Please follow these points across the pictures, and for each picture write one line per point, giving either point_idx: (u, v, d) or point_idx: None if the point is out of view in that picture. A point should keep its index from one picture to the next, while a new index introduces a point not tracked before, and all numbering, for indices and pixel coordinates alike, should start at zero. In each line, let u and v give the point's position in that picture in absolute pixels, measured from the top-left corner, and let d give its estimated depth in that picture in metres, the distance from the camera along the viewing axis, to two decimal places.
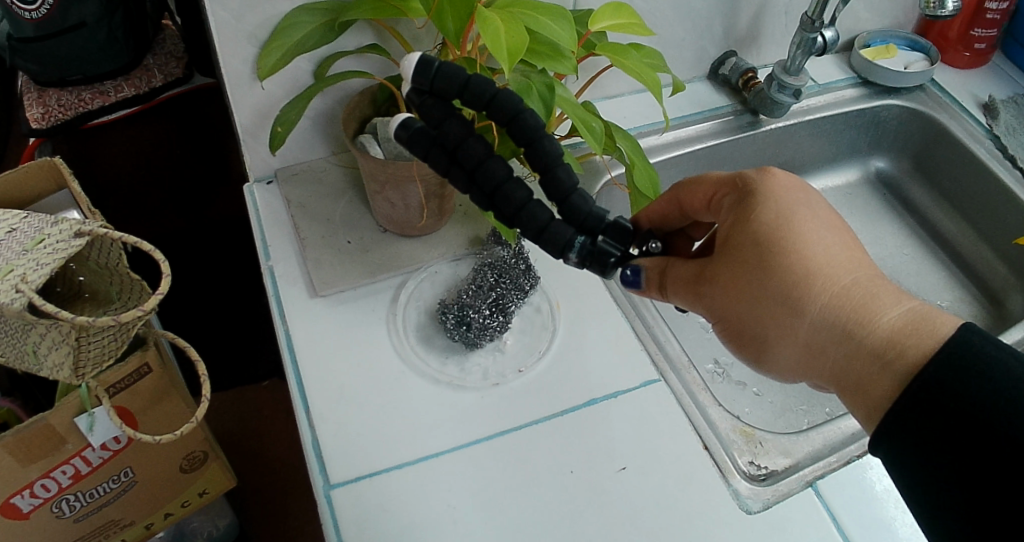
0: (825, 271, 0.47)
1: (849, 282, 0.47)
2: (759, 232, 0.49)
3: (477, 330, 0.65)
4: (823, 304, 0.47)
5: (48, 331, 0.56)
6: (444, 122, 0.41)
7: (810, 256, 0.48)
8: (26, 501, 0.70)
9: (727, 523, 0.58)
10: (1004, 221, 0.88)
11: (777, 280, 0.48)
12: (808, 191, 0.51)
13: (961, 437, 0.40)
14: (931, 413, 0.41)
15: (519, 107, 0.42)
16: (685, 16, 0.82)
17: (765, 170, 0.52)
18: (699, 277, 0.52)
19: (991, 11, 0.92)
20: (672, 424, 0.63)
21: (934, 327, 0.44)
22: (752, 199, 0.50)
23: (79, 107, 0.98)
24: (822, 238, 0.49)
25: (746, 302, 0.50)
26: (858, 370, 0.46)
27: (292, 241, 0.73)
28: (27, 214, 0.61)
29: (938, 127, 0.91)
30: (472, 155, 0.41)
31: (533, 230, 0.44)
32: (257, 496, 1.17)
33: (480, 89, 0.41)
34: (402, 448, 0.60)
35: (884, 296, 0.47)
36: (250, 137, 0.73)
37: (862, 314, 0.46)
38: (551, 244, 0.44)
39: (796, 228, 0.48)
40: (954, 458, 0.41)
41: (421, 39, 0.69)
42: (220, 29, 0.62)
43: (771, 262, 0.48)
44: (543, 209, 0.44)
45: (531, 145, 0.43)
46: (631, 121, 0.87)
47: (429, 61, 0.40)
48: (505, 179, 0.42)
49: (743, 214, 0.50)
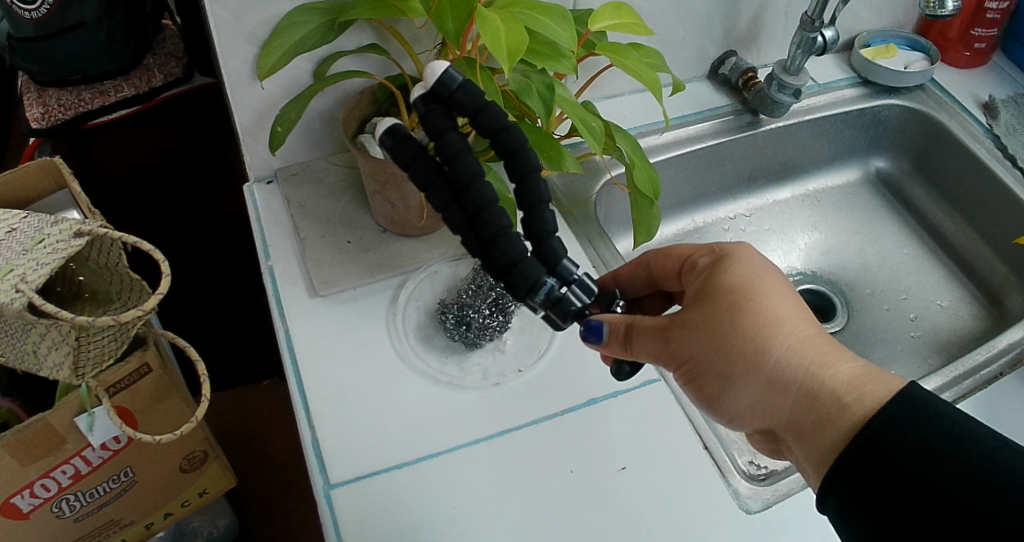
0: (795, 318, 0.50)
1: (810, 337, 0.49)
2: (735, 276, 0.51)
3: (477, 330, 0.66)
4: (789, 346, 0.48)
5: (48, 331, 0.56)
6: (447, 135, 0.40)
7: (779, 303, 0.50)
8: (26, 501, 0.70)
9: (726, 522, 0.58)
10: (1006, 221, 0.87)
11: (750, 319, 0.49)
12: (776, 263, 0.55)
13: (910, 479, 0.40)
14: (879, 462, 0.42)
15: (524, 145, 0.42)
16: (685, 16, 0.82)
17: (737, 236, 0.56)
18: (669, 323, 0.51)
19: (991, 11, 0.92)
20: (672, 424, 0.63)
21: (886, 379, 0.46)
22: (729, 258, 0.53)
23: (79, 107, 0.99)
24: (793, 295, 0.51)
25: (715, 341, 0.49)
26: (820, 407, 0.46)
27: (291, 241, 0.73)
28: (27, 215, 0.61)
29: (938, 127, 0.92)
30: (464, 174, 0.40)
31: (504, 262, 0.42)
32: (257, 496, 1.17)
33: (495, 116, 0.41)
34: (401, 449, 0.60)
35: (841, 352, 0.48)
36: (250, 137, 0.73)
37: (825, 360, 0.47)
38: (520, 280, 0.42)
39: (769, 279, 0.51)
40: (904, 500, 0.41)
41: (421, 39, 0.69)
42: (220, 29, 0.62)
43: (743, 306, 0.49)
44: (523, 244, 0.42)
45: (524, 179, 0.43)
46: (631, 121, 0.87)
47: (456, 74, 0.39)
48: (491, 204, 0.40)
49: (720, 262, 0.53)
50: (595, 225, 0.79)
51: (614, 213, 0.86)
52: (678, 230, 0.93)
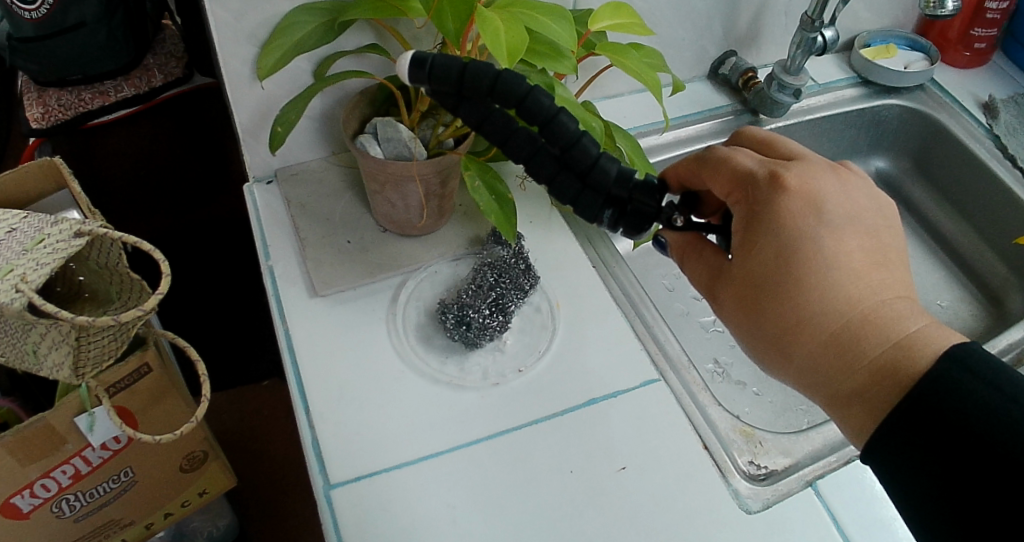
0: (826, 303, 0.47)
1: (840, 325, 0.47)
2: (758, 269, 0.49)
3: (477, 330, 0.66)
4: (814, 346, 0.48)
5: (48, 331, 0.56)
6: (460, 109, 0.47)
7: (806, 297, 0.47)
8: (26, 501, 0.70)
9: (727, 522, 0.58)
10: (1006, 221, 0.87)
11: (773, 320, 0.49)
12: (821, 211, 0.49)
13: (957, 448, 0.41)
14: (926, 420, 0.42)
15: (525, 90, 0.45)
16: (685, 16, 0.82)
17: (777, 180, 0.50)
18: (711, 286, 0.55)
19: (991, 11, 0.92)
20: (672, 424, 0.63)
21: (908, 367, 0.44)
22: (757, 229, 0.50)
23: (79, 107, 0.99)
24: (829, 271, 0.47)
25: (744, 331, 0.52)
26: (844, 408, 0.47)
27: (291, 241, 0.73)
28: (27, 215, 0.61)
29: (939, 126, 0.92)
30: (496, 135, 0.48)
31: (568, 192, 0.49)
32: (257, 496, 1.16)
33: (480, 74, 0.44)
34: (402, 449, 0.60)
35: (871, 333, 0.46)
36: (250, 137, 0.73)
37: (849, 358, 0.47)
38: (584, 212, 0.50)
39: (796, 267, 0.48)
40: (954, 458, 0.41)
41: (421, 39, 0.69)
42: (221, 30, 0.62)
43: (765, 306, 0.49)
44: (573, 184, 0.49)
45: (545, 124, 0.46)
46: (632, 121, 0.87)
47: (425, 59, 0.44)
48: (530, 150, 0.48)
49: (748, 241, 0.50)
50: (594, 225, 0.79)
51: None
52: None
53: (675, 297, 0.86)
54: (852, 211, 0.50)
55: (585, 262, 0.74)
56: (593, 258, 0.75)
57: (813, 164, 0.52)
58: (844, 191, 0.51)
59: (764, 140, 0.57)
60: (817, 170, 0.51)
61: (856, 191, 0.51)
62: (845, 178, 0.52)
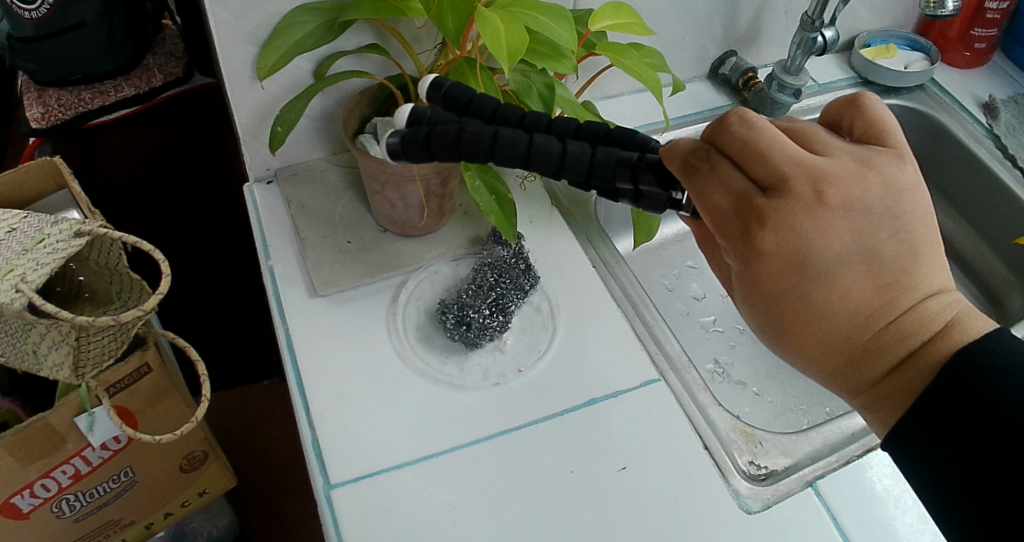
0: (824, 346, 0.46)
1: (842, 360, 0.46)
2: (757, 313, 0.48)
3: (477, 330, 0.66)
4: (821, 372, 0.48)
5: (48, 331, 0.56)
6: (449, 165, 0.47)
7: (804, 340, 0.46)
8: (26, 501, 0.70)
9: (727, 523, 0.58)
10: (1005, 221, 0.87)
11: (778, 349, 0.49)
12: (806, 266, 0.43)
13: (975, 445, 0.40)
14: (951, 414, 0.41)
15: (493, 149, 0.43)
16: (685, 16, 0.82)
17: (751, 240, 0.44)
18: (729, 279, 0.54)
19: (991, 11, 0.92)
20: (673, 424, 0.63)
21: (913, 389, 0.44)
22: (747, 277, 0.46)
23: (78, 107, 0.99)
24: (825, 319, 0.44)
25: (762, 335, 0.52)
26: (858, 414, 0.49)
27: (291, 241, 0.73)
28: (27, 215, 0.61)
29: (939, 126, 0.91)
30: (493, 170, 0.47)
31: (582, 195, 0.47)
32: (257, 496, 1.16)
33: (443, 153, 0.44)
34: (403, 448, 0.60)
35: (874, 365, 0.45)
36: (250, 137, 0.73)
37: (857, 381, 0.46)
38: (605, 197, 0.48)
39: (789, 320, 0.45)
40: (973, 446, 0.40)
41: (421, 39, 0.69)
42: (221, 30, 0.62)
43: (768, 339, 0.49)
44: (581, 186, 0.46)
45: (526, 162, 0.44)
46: (632, 121, 0.87)
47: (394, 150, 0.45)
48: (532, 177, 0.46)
49: (744, 285, 0.47)
50: (594, 225, 0.79)
51: (614, 213, 0.85)
52: (678, 231, 0.92)
53: (675, 297, 0.86)
54: (845, 247, 0.43)
55: (586, 262, 0.74)
56: (593, 258, 0.75)
57: (795, 205, 0.43)
58: (840, 222, 0.43)
59: (749, 148, 0.44)
60: (801, 215, 0.42)
61: (849, 216, 0.43)
62: (837, 205, 0.43)
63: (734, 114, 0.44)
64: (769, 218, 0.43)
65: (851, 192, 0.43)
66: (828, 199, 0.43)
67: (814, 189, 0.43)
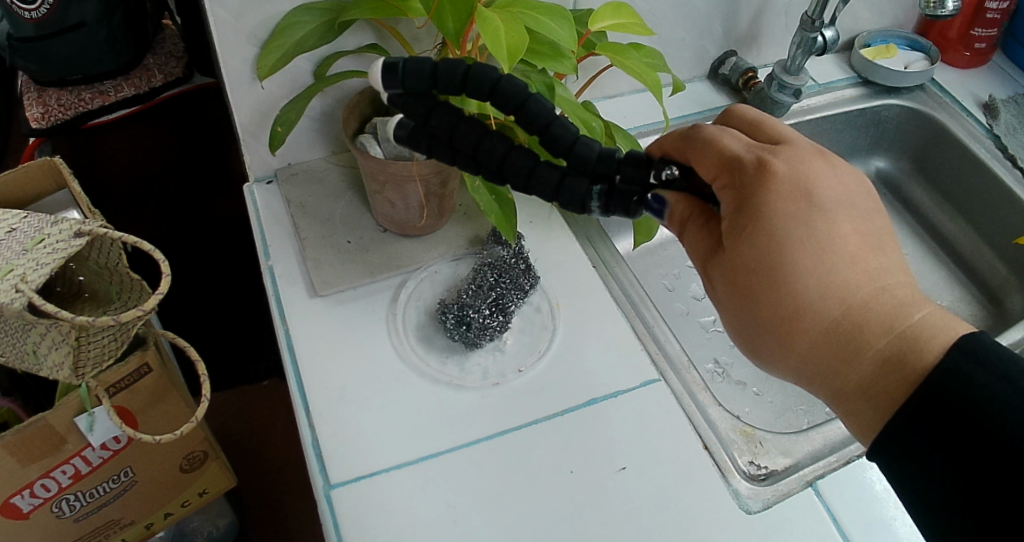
0: (822, 292, 0.46)
1: (839, 315, 0.46)
2: (751, 256, 0.47)
3: (477, 330, 0.65)
4: (815, 336, 0.46)
5: (48, 331, 0.56)
6: (429, 118, 0.45)
7: (802, 283, 0.46)
8: (26, 501, 0.70)
9: (727, 523, 0.58)
10: (1005, 221, 0.87)
11: (770, 309, 0.47)
12: (813, 195, 0.47)
13: (974, 437, 0.39)
14: (952, 402, 0.40)
15: (497, 75, 0.43)
16: (685, 16, 0.82)
17: (763, 165, 0.48)
18: (704, 265, 0.52)
19: (991, 11, 0.92)
20: (672, 424, 0.63)
21: (919, 355, 0.43)
22: (750, 210, 0.47)
23: (78, 106, 0.98)
24: (827, 257, 0.46)
25: (744, 321, 0.50)
26: (850, 402, 0.46)
27: (291, 241, 0.73)
28: (27, 215, 0.61)
29: (938, 126, 0.92)
30: (467, 139, 0.45)
31: (551, 187, 0.46)
32: (257, 496, 1.16)
33: (448, 71, 0.43)
34: (403, 448, 0.60)
35: (875, 322, 0.45)
36: (250, 137, 0.73)
37: (851, 349, 0.45)
38: (570, 201, 0.47)
39: (790, 250, 0.46)
40: (974, 438, 0.39)
41: (421, 39, 0.69)
42: (220, 30, 0.62)
43: (759, 295, 0.48)
44: (553, 169, 0.46)
45: (520, 109, 0.44)
46: (632, 121, 0.87)
47: (394, 64, 0.43)
48: (507, 152, 0.46)
49: (738, 225, 0.48)
50: (594, 225, 0.79)
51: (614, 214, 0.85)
52: None
53: (675, 297, 0.86)
54: (841, 197, 0.48)
55: (586, 262, 0.74)
56: (593, 258, 0.75)
57: (801, 149, 0.50)
58: (836, 175, 0.49)
59: (756, 121, 0.55)
60: (805, 155, 0.49)
61: (846, 175, 0.50)
62: (836, 165, 0.50)
63: (735, 107, 0.57)
64: (778, 153, 0.49)
65: (846, 167, 0.51)
66: (827, 156, 0.50)
67: (818, 150, 0.51)
